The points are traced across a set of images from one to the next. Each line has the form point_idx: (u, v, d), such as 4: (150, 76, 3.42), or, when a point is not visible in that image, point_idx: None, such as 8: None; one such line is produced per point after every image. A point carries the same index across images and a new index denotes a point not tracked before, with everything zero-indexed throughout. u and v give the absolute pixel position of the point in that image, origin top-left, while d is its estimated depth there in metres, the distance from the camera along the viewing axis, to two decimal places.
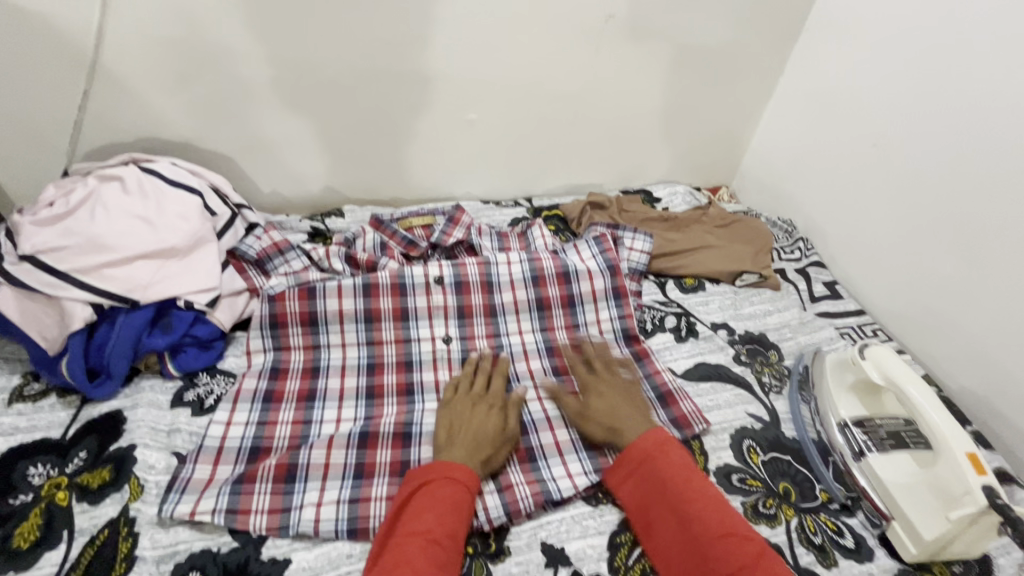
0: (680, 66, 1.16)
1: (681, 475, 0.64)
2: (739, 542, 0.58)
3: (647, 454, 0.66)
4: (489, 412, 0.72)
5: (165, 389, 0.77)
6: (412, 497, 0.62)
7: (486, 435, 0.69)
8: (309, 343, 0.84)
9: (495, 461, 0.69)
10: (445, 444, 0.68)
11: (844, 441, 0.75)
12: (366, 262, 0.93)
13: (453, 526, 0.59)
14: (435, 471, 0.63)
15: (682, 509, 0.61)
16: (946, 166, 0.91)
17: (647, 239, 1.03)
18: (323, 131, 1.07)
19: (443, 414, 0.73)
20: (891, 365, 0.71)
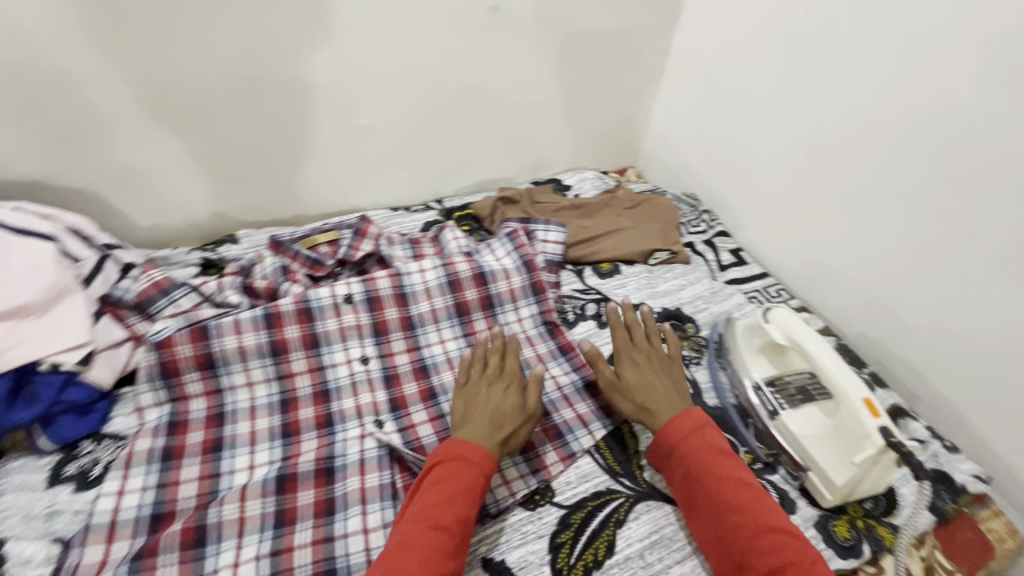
0: (572, 53, 1.17)
1: (723, 466, 0.63)
2: (787, 538, 0.57)
3: (688, 441, 0.65)
4: (507, 390, 0.72)
5: (39, 468, 0.67)
6: (434, 476, 0.62)
7: (507, 412, 0.69)
8: (210, 388, 0.76)
9: (514, 440, 0.68)
10: (462, 422, 0.68)
11: (760, 402, 0.77)
12: (265, 290, 0.87)
13: (463, 512, 0.59)
14: (450, 451, 0.64)
15: (725, 501, 0.60)
16: (821, 131, 0.98)
17: (559, 229, 1.02)
18: (202, 153, 0.98)
19: (461, 395, 0.72)
20: (792, 324, 0.75)
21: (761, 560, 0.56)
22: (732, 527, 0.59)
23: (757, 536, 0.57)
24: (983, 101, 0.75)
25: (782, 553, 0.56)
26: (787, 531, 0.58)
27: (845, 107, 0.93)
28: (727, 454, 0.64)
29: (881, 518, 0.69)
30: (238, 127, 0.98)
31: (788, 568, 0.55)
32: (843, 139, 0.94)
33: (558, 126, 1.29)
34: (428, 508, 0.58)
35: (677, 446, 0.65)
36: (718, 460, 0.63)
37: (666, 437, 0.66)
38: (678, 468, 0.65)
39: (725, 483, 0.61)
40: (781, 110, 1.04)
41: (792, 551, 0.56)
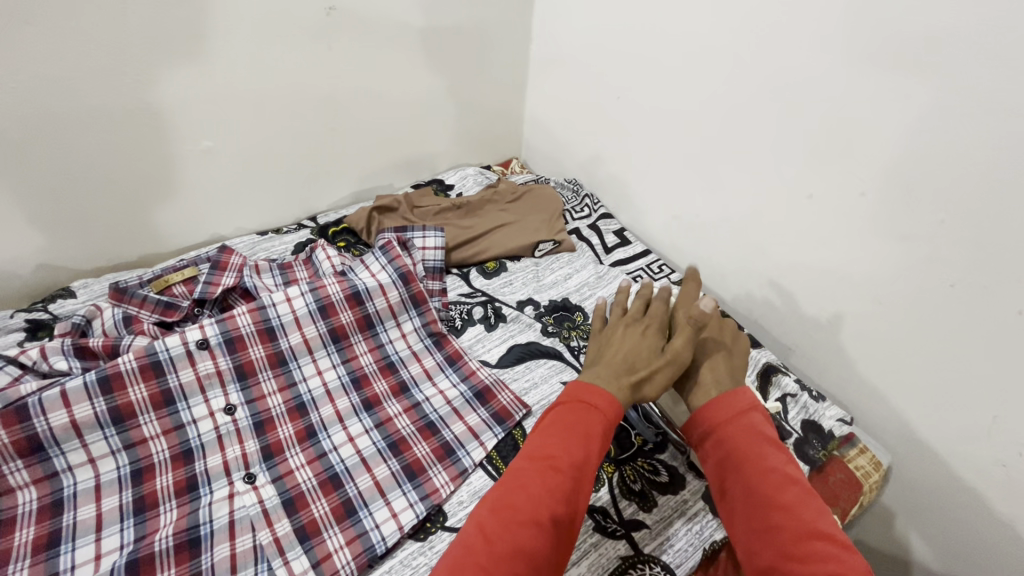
0: (433, 50, 1.12)
1: (769, 457, 0.54)
2: (836, 549, 0.47)
3: (732, 425, 0.57)
4: (648, 332, 0.65)
5: None
6: (562, 411, 0.56)
7: (638, 354, 0.61)
8: (39, 475, 0.66)
9: (648, 387, 0.60)
10: (594, 364, 0.62)
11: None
12: (104, 348, 0.76)
13: (584, 452, 0.53)
14: (576, 393, 0.57)
15: (762, 496, 0.52)
16: (679, 107, 1.00)
17: (438, 234, 0.98)
18: (9, 201, 0.84)
19: (598, 340, 0.66)
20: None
21: (796, 567, 0.47)
22: (769, 525, 0.50)
23: (798, 540, 0.48)
24: (809, 68, 0.79)
25: (823, 563, 0.46)
26: (836, 541, 0.48)
27: (696, 82, 0.95)
28: (778, 447, 0.56)
29: None
30: (50, 167, 0.85)
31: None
32: (699, 113, 0.97)
33: (433, 126, 1.24)
34: (548, 445, 0.53)
35: (719, 428, 0.58)
36: (764, 450, 0.54)
37: (710, 415, 0.59)
38: (715, 455, 0.57)
39: (772, 473, 0.53)
40: (642, 89, 1.06)
41: (839, 563, 0.46)
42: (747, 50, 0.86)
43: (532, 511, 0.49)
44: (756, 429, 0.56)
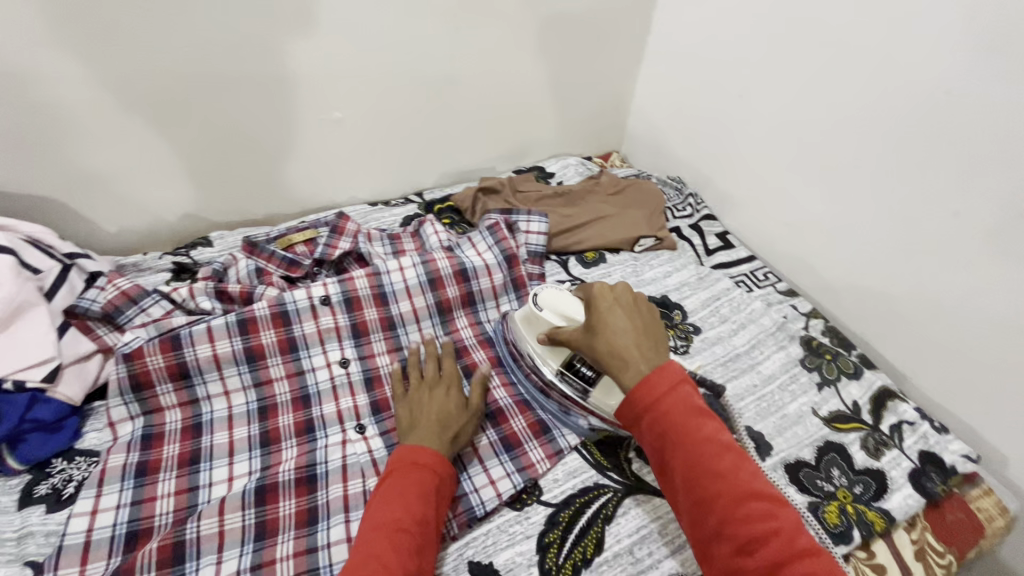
0: (548, 37, 1.13)
1: (701, 428, 0.51)
2: (771, 505, 0.49)
3: (664, 401, 0.53)
4: (449, 390, 0.71)
5: (8, 489, 0.65)
6: (388, 485, 0.59)
7: (447, 413, 0.68)
8: (185, 399, 0.74)
9: (462, 437, 0.68)
10: (409, 429, 0.67)
11: (567, 387, 0.74)
12: (240, 295, 0.84)
13: (422, 512, 0.57)
14: (402, 458, 0.61)
15: (700, 470, 0.50)
16: (805, 109, 0.95)
17: (542, 219, 1.00)
18: (169, 153, 0.94)
19: (403, 406, 0.70)
20: (562, 303, 0.74)
21: (742, 532, 0.47)
22: (707, 496, 0.49)
23: (739, 505, 0.48)
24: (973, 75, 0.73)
25: (767, 523, 0.47)
26: (771, 498, 0.49)
27: (829, 84, 0.91)
28: (705, 414, 0.53)
29: (871, 503, 0.69)
30: (204, 126, 0.94)
31: (771, 539, 0.47)
32: (827, 117, 0.92)
33: (538, 113, 1.26)
34: (390, 511, 0.56)
35: (653, 405, 0.53)
36: (698, 423, 0.52)
37: (642, 394, 0.54)
38: (650, 434, 0.53)
39: (705, 446, 0.51)
40: (764, 89, 1.02)
41: (781, 520, 0.47)
42: (896, 52, 0.81)
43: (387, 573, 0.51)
44: (688, 402, 0.53)
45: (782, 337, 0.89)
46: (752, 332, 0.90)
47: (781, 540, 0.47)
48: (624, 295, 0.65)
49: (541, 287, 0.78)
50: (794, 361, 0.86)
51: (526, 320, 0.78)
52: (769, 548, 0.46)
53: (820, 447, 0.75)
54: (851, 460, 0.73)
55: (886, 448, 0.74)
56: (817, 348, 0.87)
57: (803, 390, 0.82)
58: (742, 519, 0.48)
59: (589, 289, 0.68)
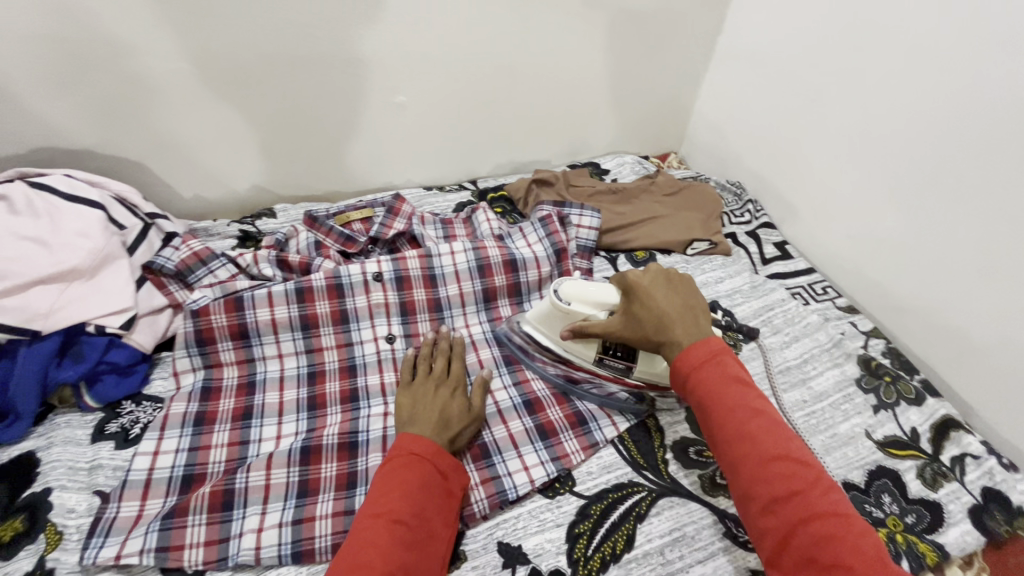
0: (616, 31, 1.12)
1: (733, 395, 0.55)
2: (797, 468, 0.51)
3: (705, 369, 0.58)
4: (453, 393, 0.70)
5: (84, 424, 0.71)
6: (387, 473, 0.58)
7: (453, 412, 0.67)
8: (242, 357, 0.78)
9: (460, 440, 0.67)
10: (408, 420, 0.65)
11: (607, 370, 0.74)
12: (299, 264, 0.87)
13: (421, 505, 0.56)
14: (403, 447, 0.60)
15: (732, 430, 0.54)
16: (885, 118, 0.90)
17: (594, 215, 0.99)
18: (243, 127, 0.99)
19: (405, 395, 0.70)
20: (590, 294, 0.73)
21: (768, 488, 0.51)
22: (738, 455, 0.53)
23: (767, 464, 0.52)
24: None
25: (788, 482, 0.50)
26: (803, 461, 0.52)
27: (917, 91, 0.85)
28: (744, 384, 0.57)
29: (923, 534, 0.65)
30: (277, 101, 0.98)
31: (793, 497, 0.50)
32: (910, 127, 0.87)
33: (598, 109, 1.25)
34: (388, 501, 0.55)
35: (692, 373, 0.58)
36: (734, 390, 0.56)
37: (682, 363, 0.60)
38: (691, 400, 0.58)
39: (740, 410, 0.54)
40: (842, 94, 0.97)
41: (803, 479, 0.50)
42: (998, 61, 0.75)
43: (383, 562, 0.50)
44: (725, 373, 0.57)
45: (837, 354, 0.85)
46: (805, 346, 0.87)
47: (805, 496, 0.50)
48: (658, 275, 0.68)
49: (562, 281, 0.75)
50: (848, 380, 0.82)
51: (549, 317, 0.76)
52: (790, 505, 0.49)
53: (871, 471, 0.71)
54: (904, 488, 0.69)
55: (945, 480, 0.70)
56: (876, 369, 0.82)
57: (857, 411, 0.78)
58: (765, 475, 0.51)
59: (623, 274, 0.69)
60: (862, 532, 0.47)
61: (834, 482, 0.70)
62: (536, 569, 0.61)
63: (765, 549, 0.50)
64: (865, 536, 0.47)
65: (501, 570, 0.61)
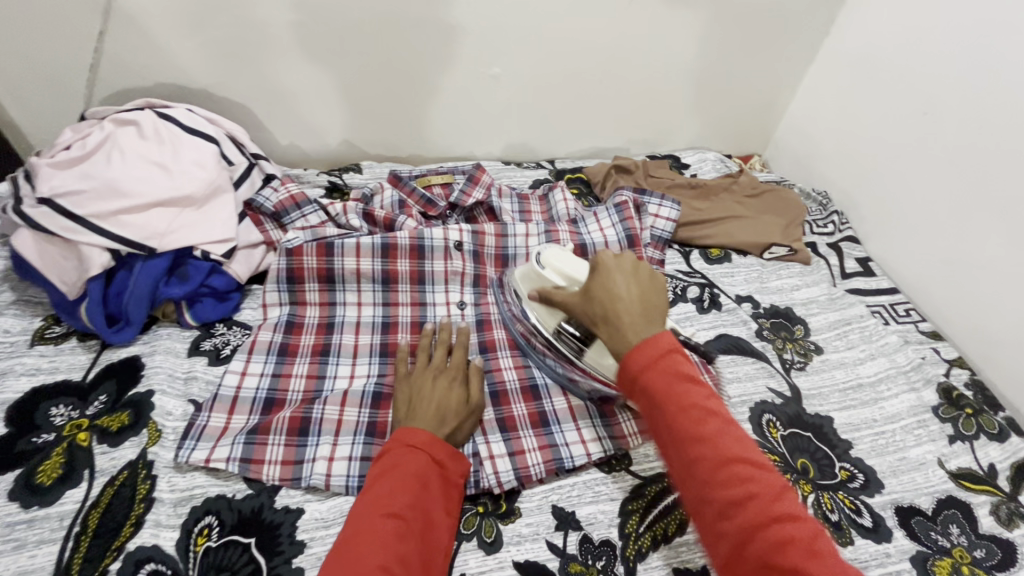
0: (719, 22, 1.09)
1: (687, 394, 0.50)
2: (753, 469, 0.47)
3: (654, 367, 0.51)
4: (451, 381, 0.69)
5: (182, 338, 0.77)
6: (381, 468, 0.58)
7: (448, 405, 0.66)
8: (325, 299, 0.83)
9: (460, 433, 0.66)
10: (406, 417, 0.65)
11: (564, 346, 0.73)
12: (384, 220, 0.90)
13: (417, 495, 0.56)
14: (400, 438, 0.60)
15: (687, 434, 0.48)
16: (1007, 139, 0.84)
17: (673, 207, 0.98)
18: (341, 84, 1.03)
19: (404, 388, 0.69)
20: (566, 264, 0.71)
21: (721, 495, 0.47)
22: (691, 460, 0.48)
23: (720, 468, 0.47)
24: None
25: (745, 486, 0.46)
26: (755, 462, 0.48)
27: None
28: (693, 381, 0.51)
29: (992, 570, 0.63)
30: (376, 60, 1.01)
31: (751, 500, 0.46)
32: None
33: (688, 100, 1.22)
34: (383, 495, 0.55)
35: (639, 375, 0.51)
36: (683, 391, 0.50)
37: (629, 363, 0.52)
38: (639, 401, 0.52)
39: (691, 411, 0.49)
40: (959, 108, 0.91)
41: (758, 482, 0.46)
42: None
43: (379, 556, 0.50)
44: (672, 368, 0.50)
45: (915, 378, 0.82)
46: (881, 365, 0.84)
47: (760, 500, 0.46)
48: (627, 261, 0.61)
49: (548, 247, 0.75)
50: (925, 407, 0.79)
51: (526, 278, 0.76)
52: (748, 511, 0.45)
53: (940, 499, 0.69)
54: (975, 522, 0.67)
55: (1022, 520, 0.67)
56: (957, 400, 0.79)
57: (931, 438, 0.75)
58: (720, 482, 0.47)
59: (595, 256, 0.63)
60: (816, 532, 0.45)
61: (899, 505, 0.68)
62: (587, 536, 0.63)
63: (719, 557, 0.47)
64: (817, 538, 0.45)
65: (554, 532, 0.63)
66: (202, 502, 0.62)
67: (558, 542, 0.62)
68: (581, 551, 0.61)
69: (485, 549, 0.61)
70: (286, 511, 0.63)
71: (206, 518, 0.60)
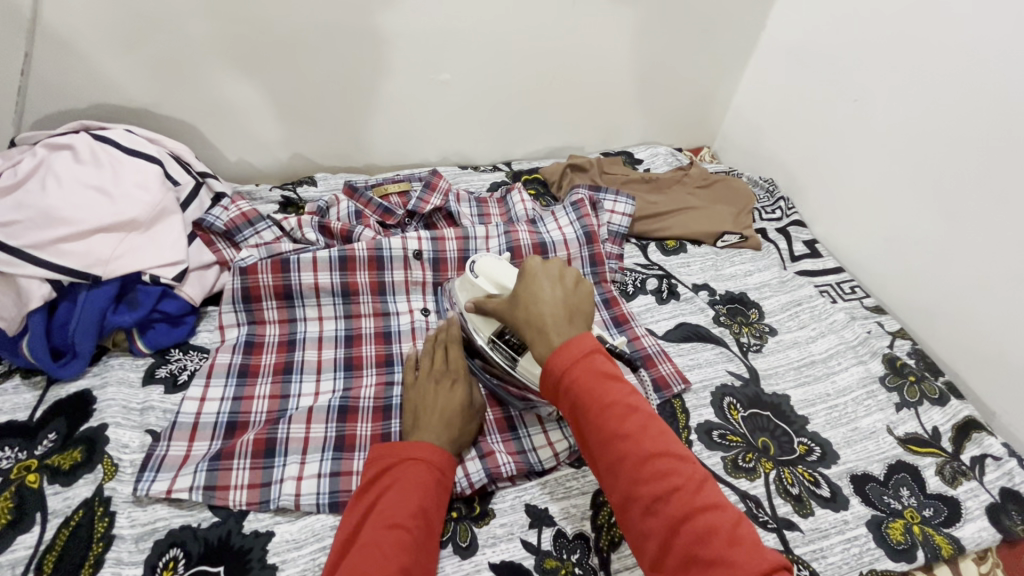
0: (660, 21, 1.12)
1: (609, 391, 0.52)
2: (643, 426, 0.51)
3: (576, 368, 0.53)
4: (454, 385, 0.69)
5: (135, 367, 0.74)
6: (380, 485, 0.58)
7: (455, 410, 0.67)
8: (285, 317, 0.81)
9: (467, 433, 0.67)
10: (413, 428, 0.65)
11: (497, 356, 0.69)
12: (341, 232, 0.89)
13: (419, 506, 0.56)
14: (406, 450, 0.61)
15: (596, 403, 0.51)
16: (931, 120, 0.90)
17: (629, 202, 0.99)
18: (288, 96, 1.02)
19: (409, 397, 0.69)
20: (499, 271, 0.71)
21: (647, 491, 0.47)
22: (618, 457, 0.50)
23: (644, 462, 0.49)
24: None
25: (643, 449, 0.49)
26: (680, 458, 0.49)
27: (969, 95, 0.85)
28: (618, 379, 0.53)
29: (940, 527, 0.67)
30: (323, 72, 1.00)
31: (644, 460, 0.49)
32: (955, 131, 0.87)
33: (636, 97, 1.25)
34: (384, 509, 0.55)
35: (563, 376, 0.53)
36: (599, 381, 0.52)
37: (554, 364, 0.54)
38: (566, 403, 0.53)
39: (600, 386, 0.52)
40: (885, 94, 0.96)
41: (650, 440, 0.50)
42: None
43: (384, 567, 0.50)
44: (598, 368, 0.53)
45: (862, 352, 0.87)
46: (831, 342, 0.88)
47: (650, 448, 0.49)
48: (555, 267, 0.64)
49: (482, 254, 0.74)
50: (872, 378, 0.83)
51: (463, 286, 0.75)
52: (669, 505, 0.46)
53: (891, 465, 0.73)
54: (923, 483, 0.71)
55: (964, 477, 0.71)
56: (900, 369, 0.84)
57: (880, 407, 0.79)
58: (622, 437, 0.50)
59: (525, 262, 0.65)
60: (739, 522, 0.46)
61: (853, 473, 0.72)
62: (562, 531, 0.64)
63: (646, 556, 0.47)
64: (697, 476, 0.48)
65: (528, 530, 0.64)
66: (165, 534, 0.60)
67: (533, 540, 0.63)
68: (556, 546, 0.62)
69: (461, 553, 0.61)
70: (255, 535, 0.61)
71: (171, 551, 0.59)
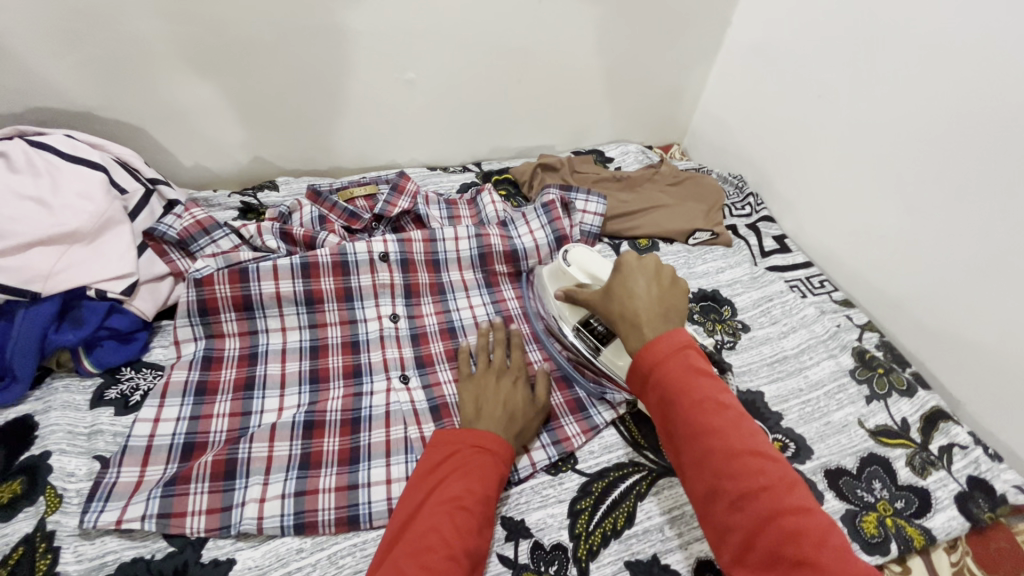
0: (628, 17, 1.11)
1: (698, 387, 0.50)
2: (734, 421, 0.49)
3: (670, 362, 0.51)
4: (516, 383, 0.70)
5: (82, 389, 0.70)
6: (447, 464, 0.58)
7: (517, 407, 0.67)
8: (245, 329, 0.77)
9: (527, 432, 0.67)
10: (473, 416, 0.66)
11: (580, 343, 0.75)
12: (303, 237, 0.85)
13: (485, 493, 0.56)
14: (474, 438, 0.60)
15: (689, 399, 0.49)
16: (893, 114, 0.91)
17: (600, 201, 0.98)
18: (247, 97, 0.98)
19: (467, 388, 0.70)
20: (592, 262, 0.75)
21: (731, 485, 0.46)
22: (703, 453, 0.48)
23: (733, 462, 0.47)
24: None
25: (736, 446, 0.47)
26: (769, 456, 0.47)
27: (928, 90, 0.86)
28: (711, 376, 0.51)
29: (912, 518, 0.67)
30: (283, 71, 0.96)
31: (736, 458, 0.47)
32: (916, 126, 0.88)
33: (604, 94, 1.24)
34: (451, 488, 0.55)
35: (652, 369, 0.52)
36: (694, 378, 0.50)
37: (644, 356, 0.53)
38: (653, 396, 0.52)
39: (695, 380, 0.50)
40: (849, 90, 0.98)
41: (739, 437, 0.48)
42: (1016, 59, 0.75)
43: (445, 546, 0.50)
44: (691, 364, 0.51)
45: (833, 345, 0.87)
46: (802, 337, 0.89)
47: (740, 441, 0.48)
48: (650, 265, 0.63)
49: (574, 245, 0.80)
50: (843, 371, 0.84)
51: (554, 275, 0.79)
52: (757, 504, 0.45)
53: (863, 458, 0.73)
54: (894, 474, 0.72)
55: (933, 467, 0.73)
56: (869, 361, 0.85)
57: (851, 400, 0.80)
58: (713, 430, 0.48)
59: (622, 256, 0.64)
60: (830, 528, 0.43)
61: (827, 467, 0.72)
62: (538, 543, 0.62)
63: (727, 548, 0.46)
64: (783, 470, 0.47)
65: (504, 543, 0.62)
66: (116, 568, 0.56)
67: (510, 553, 0.61)
68: (533, 559, 0.61)
69: None
70: (214, 564, 0.58)
71: None
